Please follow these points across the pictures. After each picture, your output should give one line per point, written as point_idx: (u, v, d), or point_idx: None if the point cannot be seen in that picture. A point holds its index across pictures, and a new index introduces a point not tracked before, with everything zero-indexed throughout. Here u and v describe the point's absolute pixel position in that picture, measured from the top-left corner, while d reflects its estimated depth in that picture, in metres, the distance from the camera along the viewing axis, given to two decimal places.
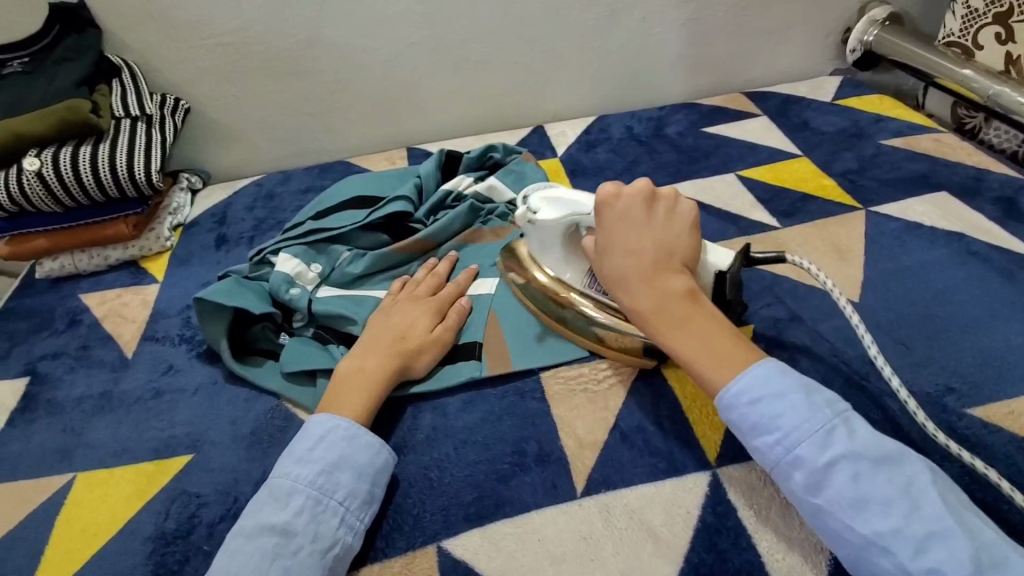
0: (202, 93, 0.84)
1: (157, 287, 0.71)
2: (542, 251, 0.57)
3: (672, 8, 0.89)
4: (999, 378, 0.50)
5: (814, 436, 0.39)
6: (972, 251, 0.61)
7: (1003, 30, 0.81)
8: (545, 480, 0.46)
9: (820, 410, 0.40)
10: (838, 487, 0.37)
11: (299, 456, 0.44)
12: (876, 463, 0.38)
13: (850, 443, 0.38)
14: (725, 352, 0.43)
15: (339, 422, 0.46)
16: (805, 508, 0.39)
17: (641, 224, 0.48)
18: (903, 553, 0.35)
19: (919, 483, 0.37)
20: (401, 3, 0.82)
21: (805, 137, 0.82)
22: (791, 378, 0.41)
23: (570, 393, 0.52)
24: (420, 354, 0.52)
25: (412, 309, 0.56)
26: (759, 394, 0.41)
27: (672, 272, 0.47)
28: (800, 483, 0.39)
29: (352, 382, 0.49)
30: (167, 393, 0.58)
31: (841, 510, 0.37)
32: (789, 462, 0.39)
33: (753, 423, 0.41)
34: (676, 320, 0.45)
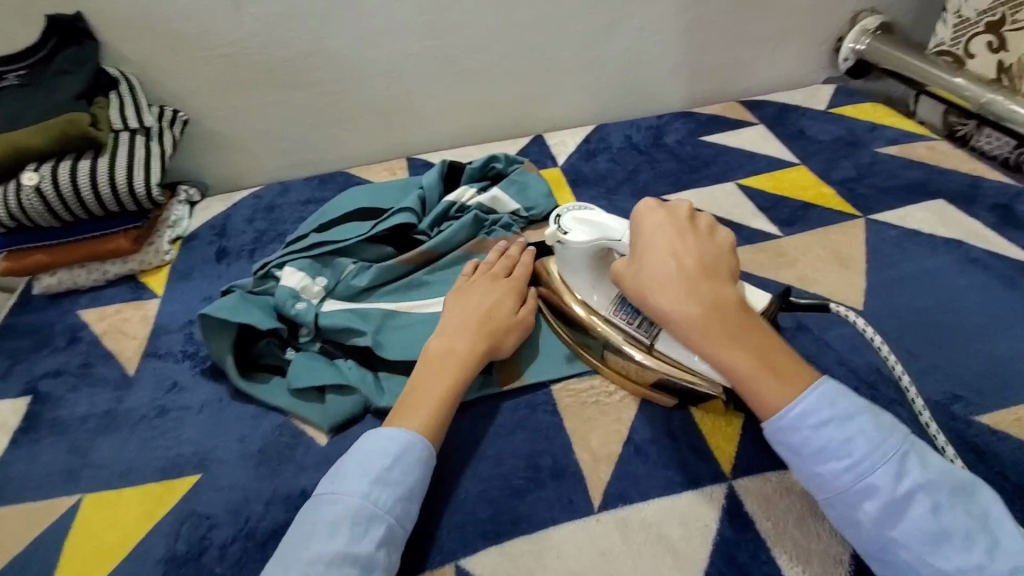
0: (202, 105, 0.83)
1: (157, 302, 0.71)
2: (571, 272, 0.55)
3: (669, 18, 0.90)
4: (1004, 385, 0.50)
5: (889, 464, 0.38)
6: (971, 258, 0.62)
7: (995, 39, 0.83)
8: (561, 495, 0.46)
9: (891, 436, 0.40)
10: (915, 517, 0.37)
11: (377, 477, 0.43)
12: (951, 494, 0.38)
13: (924, 472, 0.38)
14: (781, 367, 0.42)
15: (417, 441, 0.45)
16: (870, 539, 0.39)
17: (685, 234, 0.48)
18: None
19: (991, 516, 0.38)
20: (401, 14, 0.81)
21: (802, 145, 0.83)
22: (858, 403, 0.41)
23: (582, 406, 0.52)
24: (507, 334, 0.54)
25: (496, 288, 0.57)
26: (828, 417, 0.40)
27: (721, 284, 0.46)
28: (872, 513, 0.38)
29: (441, 363, 0.50)
30: (173, 411, 0.57)
31: (917, 542, 0.37)
32: (860, 491, 0.39)
33: (820, 447, 0.40)
34: (732, 333, 0.43)
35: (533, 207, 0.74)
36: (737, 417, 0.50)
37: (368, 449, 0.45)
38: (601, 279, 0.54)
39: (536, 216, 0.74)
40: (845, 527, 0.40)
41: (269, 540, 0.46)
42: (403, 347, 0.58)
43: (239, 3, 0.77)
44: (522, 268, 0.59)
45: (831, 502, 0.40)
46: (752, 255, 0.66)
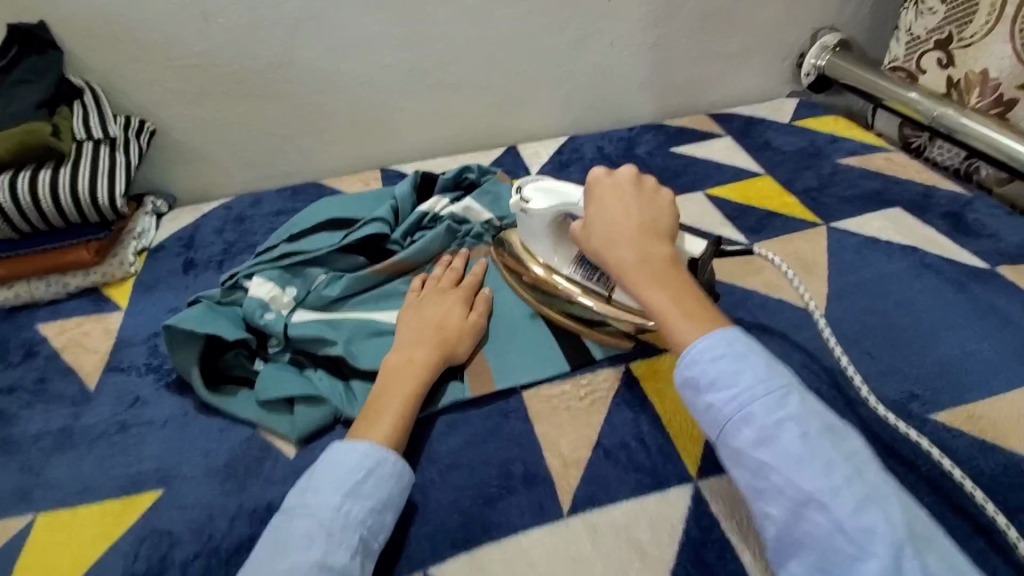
0: (170, 116, 0.82)
1: (120, 315, 0.69)
2: (533, 239, 0.59)
3: (638, 34, 0.92)
4: (958, 384, 0.52)
5: (768, 396, 0.39)
6: (926, 263, 0.64)
7: (944, 56, 0.87)
8: (531, 501, 0.46)
9: (776, 375, 0.40)
10: (786, 444, 0.38)
11: (350, 490, 0.42)
12: (824, 429, 0.38)
13: (801, 407, 0.39)
14: (698, 308, 0.45)
15: (387, 456, 0.45)
16: (744, 465, 0.39)
17: (629, 196, 0.52)
18: (841, 511, 0.35)
19: (860, 455, 0.38)
20: (374, 27, 0.82)
21: (766, 156, 0.86)
22: (753, 344, 0.42)
23: (553, 411, 0.52)
24: (461, 339, 0.55)
25: (444, 300, 0.58)
26: (723, 353, 0.41)
27: (657, 240, 0.49)
28: (748, 439, 0.39)
29: (400, 371, 0.51)
30: (134, 426, 0.55)
31: (785, 468, 0.37)
32: (740, 418, 0.39)
33: (712, 379, 0.41)
34: (657, 277, 0.47)
35: (506, 216, 0.74)
36: None
37: (336, 461, 0.44)
38: (562, 243, 0.58)
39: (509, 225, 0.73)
40: (726, 459, 0.40)
41: (233, 555, 0.45)
42: (374, 356, 0.57)
43: (208, 13, 0.76)
44: (469, 279, 0.61)
45: (716, 432, 0.41)
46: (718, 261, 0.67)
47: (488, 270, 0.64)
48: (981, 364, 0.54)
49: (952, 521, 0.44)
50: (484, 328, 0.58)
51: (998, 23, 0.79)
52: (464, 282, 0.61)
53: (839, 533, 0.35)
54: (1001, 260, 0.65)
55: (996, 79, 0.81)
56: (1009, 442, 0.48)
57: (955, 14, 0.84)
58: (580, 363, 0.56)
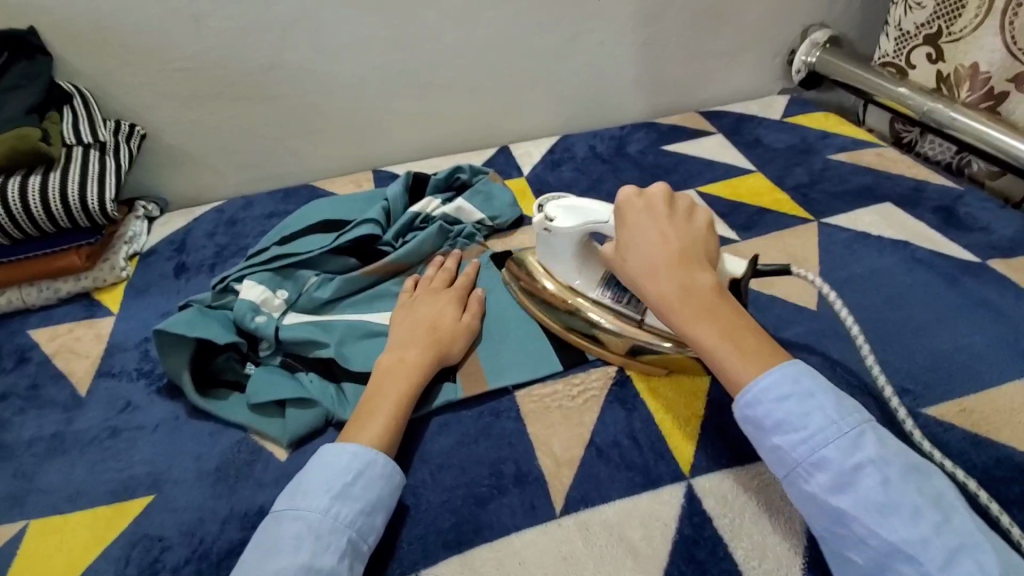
0: (160, 120, 0.82)
1: (112, 320, 0.69)
2: (556, 259, 0.58)
3: (629, 32, 0.92)
4: (949, 377, 0.52)
5: (843, 438, 0.39)
6: (917, 258, 0.65)
7: (933, 51, 0.87)
8: (523, 500, 0.46)
9: (849, 414, 0.40)
10: (866, 490, 0.37)
11: (338, 493, 0.42)
12: (905, 472, 0.38)
13: (879, 448, 0.39)
14: (754, 345, 0.43)
15: (376, 456, 0.45)
16: (822, 511, 0.39)
17: (663, 218, 0.49)
18: (931, 563, 0.35)
19: (943, 496, 0.38)
20: (364, 28, 0.82)
21: (758, 153, 0.86)
22: (820, 380, 0.42)
23: (545, 411, 0.52)
24: (454, 340, 0.55)
25: (437, 300, 0.58)
26: (789, 392, 0.41)
27: (697, 267, 0.46)
28: (823, 485, 0.38)
29: (394, 372, 0.51)
30: (126, 431, 0.55)
31: (867, 515, 0.37)
32: (814, 463, 0.39)
33: (779, 421, 0.40)
34: (705, 311, 0.44)
35: (497, 216, 0.75)
36: (696, 416, 0.51)
37: (325, 463, 0.44)
38: (586, 262, 0.57)
39: (500, 225, 0.74)
40: (800, 501, 0.40)
41: (225, 559, 0.45)
42: (366, 357, 0.57)
43: (197, 16, 0.76)
44: (461, 280, 0.62)
45: (787, 475, 0.40)
46: None
47: (480, 272, 0.65)
48: (972, 357, 0.54)
49: None
50: (477, 329, 0.58)
51: (989, 15, 0.78)
52: (456, 283, 0.62)
53: None
54: (991, 253, 0.65)
55: (987, 73, 0.81)
56: (1000, 434, 0.48)
57: (943, 10, 0.83)
58: (572, 362, 0.56)
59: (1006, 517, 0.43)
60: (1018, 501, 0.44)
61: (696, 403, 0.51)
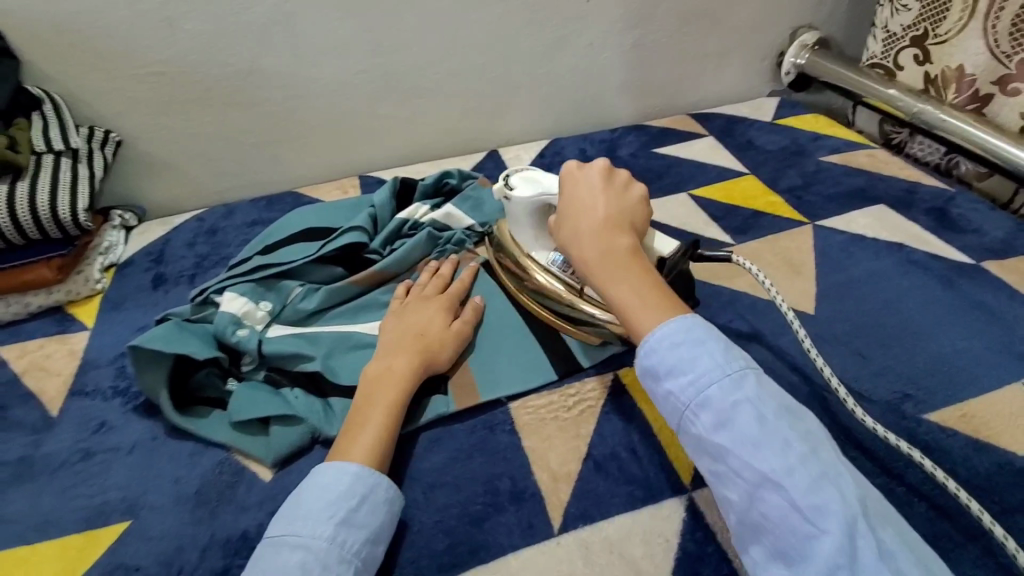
0: (135, 126, 0.79)
1: (86, 335, 0.66)
2: (516, 228, 0.60)
3: (617, 35, 0.91)
4: (948, 382, 0.52)
5: (726, 379, 0.38)
6: (913, 260, 0.64)
7: (920, 52, 0.87)
8: (520, 519, 0.44)
9: (733, 359, 0.39)
10: (742, 426, 0.37)
11: (343, 519, 0.40)
12: (781, 409, 0.37)
13: (759, 390, 0.38)
14: (659, 299, 0.44)
15: (380, 481, 0.42)
16: (705, 451, 0.38)
17: (596, 189, 0.50)
18: (796, 490, 0.34)
19: (817, 434, 0.37)
20: (347, 32, 0.80)
21: (749, 156, 0.85)
22: (712, 330, 0.41)
23: (540, 423, 0.50)
24: (445, 347, 0.53)
25: (427, 306, 0.56)
26: (681, 340, 0.40)
27: (620, 233, 0.48)
28: (707, 424, 0.38)
29: (382, 382, 0.49)
30: (99, 453, 0.52)
31: (742, 449, 0.36)
32: (699, 403, 0.38)
33: (670, 365, 0.40)
34: (617, 269, 0.45)
35: (488, 222, 0.73)
36: None
37: (327, 486, 0.41)
38: (541, 232, 0.59)
39: None
40: (689, 447, 0.39)
41: None
42: (354, 370, 0.55)
43: (173, 19, 0.74)
44: (456, 286, 0.59)
45: (678, 421, 0.40)
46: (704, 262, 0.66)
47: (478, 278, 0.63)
48: (970, 361, 0.53)
49: (948, 525, 0.43)
50: (469, 336, 0.56)
51: (972, 18, 0.79)
52: (450, 289, 0.59)
53: (794, 513, 0.34)
54: (986, 254, 0.65)
55: (972, 74, 0.81)
56: (1004, 440, 0.47)
57: (928, 12, 0.84)
58: (568, 372, 0.54)
59: (1011, 526, 0.42)
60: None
61: None
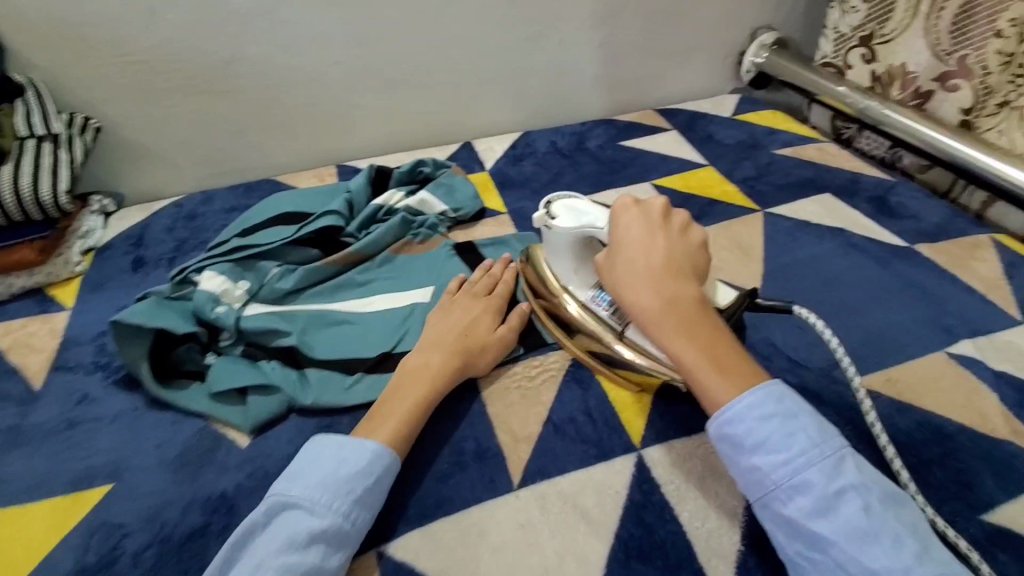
0: (117, 112, 0.81)
1: (67, 315, 0.67)
2: (555, 258, 0.56)
3: (587, 31, 0.95)
4: (878, 351, 0.56)
5: (824, 462, 0.40)
6: (851, 243, 0.69)
7: (868, 52, 0.93)
8: (483, 475, 0.48)
9: (830, 440, 0.41)
10: (847, 515, 0.38)
11: (357, 498, 0.43)
12: (883, 498, 0.39)
13: (859, 475, 0.40)
14: (734, 362, 0.44)
15: (388, 458, 0.45)
16: (801, 535, 0.39)
17: (658, 232, 0.49)
18: None
19: (919, 527, 0.38)
20: (325, 24, 0.82)
21: (709, 148, 0.90)
22: (801, 405, 0.43)
23: (505, 391, 0.54)
24: (484, 352, 0.54)
25: (474, 307, 0.58)
26: (772, 412, 0.42)
27: (687, 285, 0.47)
28: (803, 508, 0.39)
29: (416, 375, 0.51)
30: (83, 423, 0.54)
31: (847, 540, 0.37)
32: (794, 485, 0.40)
33: (760, 439, 0.41)
34: (693, 326, 0.45)
35: (460, 208, 0.77)
36: (646, 392, 0.53)
37: (349, 464, 0.44)
38: (584, 266, 0.56)
39: (463, 217, 0.76)
40: (777, 525, 0.41)
41: (187, 542, 0.45)
42: (329, 346, 0.58)
43: (155, 9, 0.75)
44: (502, 288, 0.61)
45: (767, 499, 0.41)
46: None
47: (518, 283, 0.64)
48: (899, 332, 0.58)
49: None
50: (512, 342, 0.57)
51: (915, 18, 0.84)
52: (497, 290, 0.61)
53: None
54: (919, 238, 0.70)
55: (914, 73, 0.86)
56: (925, 402, 0.52)
57: (875, 12, 0.89)
58: (532, 345, 0.58)
59: (928, 474, 0.47)
60: (941, 462, 0.48)
61: None
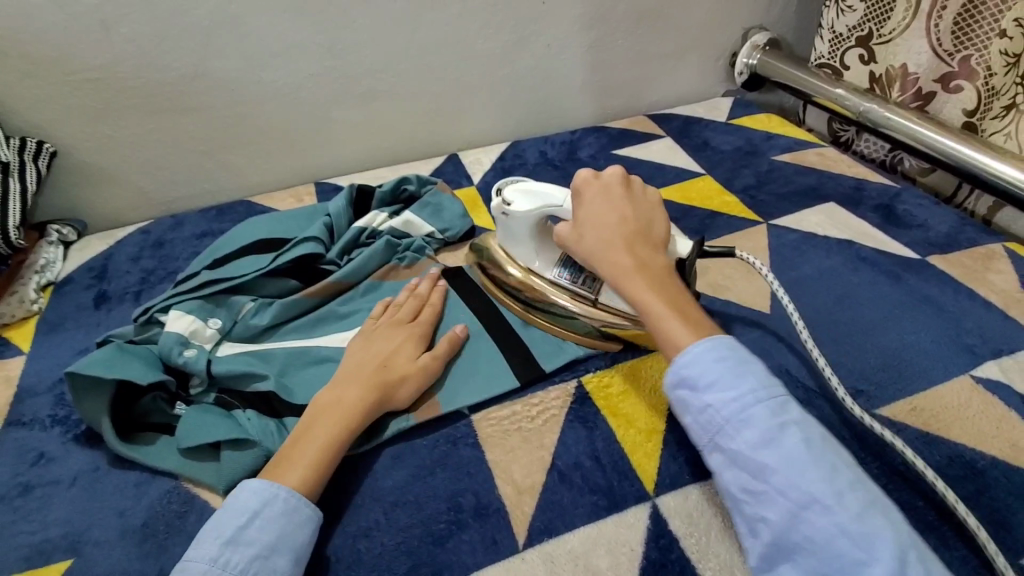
0: (74, 135, 0.75)
1: (22, 360, 0.62)
2: (514, 243, 0.59)
3: (574, 36, 0.91)
4: (898, 377, 0.53)
5: (772, 400, 0.40)
6: (861, 257, 0.66)
7: (865, 52, 0.90)
8: (484, 536, 0.43)
9: (777, 383, 0.41)
10: (790, 447, 0.38)
11: (229, 538, 0.39)
12: (824, 436, 0.39)
13: (802, 414, 0.40)
14: (694, 314, 0.46)
15: (278, 493, 0.41)
16: (744, 467, 0.39)
17: (625, 200, 0.52)
18: (845, 515, 0.36)
19: (854, 463, 0.39)
20: (297, 35, 0.77)
21: (705, 156, 0.86)
22: (751, 352, 0.43)
23: (504, 435, 0.50)
24: (402, 385, 0.50)
25: (394, 336, 0.54)
26: (727, 354, 0.41)
27: (653, 247, 0.50)
28: (749, 441, 0.39)
29: (325, 414, 0.47)
30: (38, 487, 0.49)
31: (789, 470, 0.37)
32: (741, 420, 0.40)
33: (714, 378, 0.41)
34: (654, 280, 0.47)
35: (448, 229, 0.72)
36: (656, 431, 0.49)
37: (255, 513, 0.40)
38: (546, 248, 0.58)
39: (451, 238, 0.72)
40: (723, 463, 0.40)
41: None
42: (311, 388, 0.54)
43: (109, 23, 0.70)
44: (427, 312, 0.57)
45: (716, 435, 0.40)
46: None
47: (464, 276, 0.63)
48: (918, 354, 0.55)
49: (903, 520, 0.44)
50: (438, 373, 0.53)
51: (916, 17, 0.81)
52: (422, 315, 0.57)
53: (843, 537, 0.35)
54: (930, 249, 0.67)
55: (915, 73, 0.84)
56: (950, 432, 0.49)
57: (873, 12, 0.86)
58: (530, 380, 0.53)
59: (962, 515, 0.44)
60: (975, 501, 0.45)
61: (656, 416, 0.50)
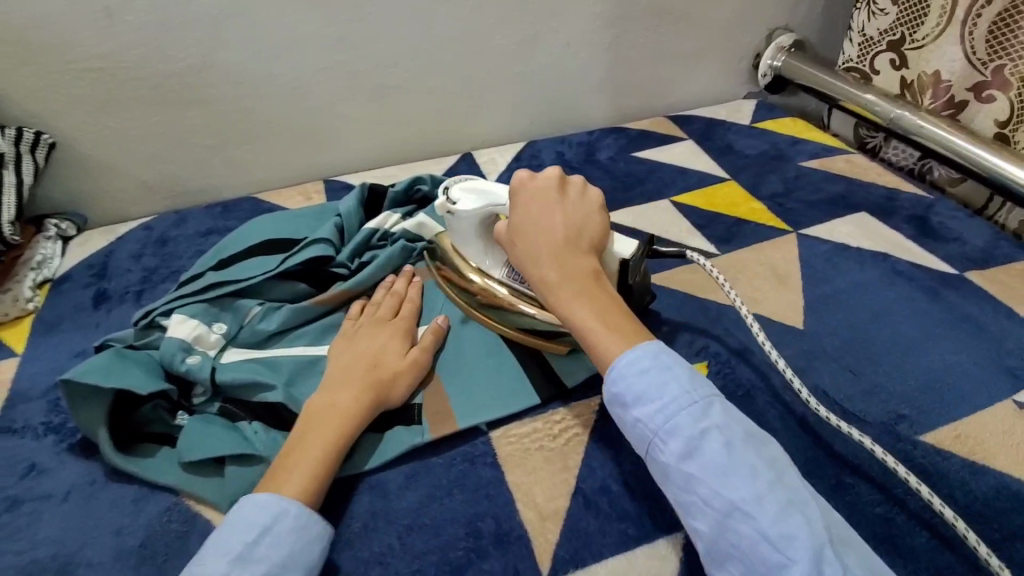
0: (72, 126, 0.72)
1: (15, 363, 0.59)
2: (464, 244, 0.56)
3: (594, 33, 0.88)
4: (941, 401, 0.50)
5: (692, 406, 0.38)
6: (897, 271, 0.63)
7: (897, 57, 0.86)
8: (505, 566, 0.41)
9: (700, 385, 0.39)
10: (711, 454, 0.36)
11: (238, 556, 0.37)
12: (746, 436, 0.37)
13: (725, 417, 0.38)
14: (623, 323, 0.43)
15: (286, 508, 0.39)
16: (674, 481, 0.37)
17: (555, 202, 0.49)
18: (763, 519, 0.34)
19: (782, 460, 0.38)
20: (307, 27, 0.74)
21: (729, 160, 0.83)
22: (677, 356, 0.41)
23: (525, 455, 0.47)
24: (395, 384, 0.48)
25: (378, 334, 0.52)
26: (648, 365, 0.40)
27: (581, 254, 0.47)
28: (674, 453, 0.37)
29: (321, 418, 0.44)
30: (28, 502, 0.46)
31: (712, 478, 0.36)
32: (667, 431, 0.38)
33: (638, 393, 0.39)
34: (582, 290, 0.45)
35: None
36: None
37: (265, 529, 0.38)
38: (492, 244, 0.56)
39: None
40: (659, 476, 0.39)
41: None
42: None
43: (112, 10, 0.67)
44: (409, 307, 0.56)
45: (648, 449, 0.39)
46: (688, 275, 0.63)
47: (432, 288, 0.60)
48: (961, 377, 0.52)
49: (950, 557, 0.41)
50: (428, 364, 0.51)
51: (949, 25, 0.78)
52: (401, 312, 0.55)
53: (765, 542, 0.34)
54: (968, 264, 0.64)
55: (948, 81, 0.81)
56: (997, 462, 0.46)
57: (906, 17, 0.83)
58: (551, 396, 0.51)
59: (1014, 555, 0.41)
60: None
61: None
